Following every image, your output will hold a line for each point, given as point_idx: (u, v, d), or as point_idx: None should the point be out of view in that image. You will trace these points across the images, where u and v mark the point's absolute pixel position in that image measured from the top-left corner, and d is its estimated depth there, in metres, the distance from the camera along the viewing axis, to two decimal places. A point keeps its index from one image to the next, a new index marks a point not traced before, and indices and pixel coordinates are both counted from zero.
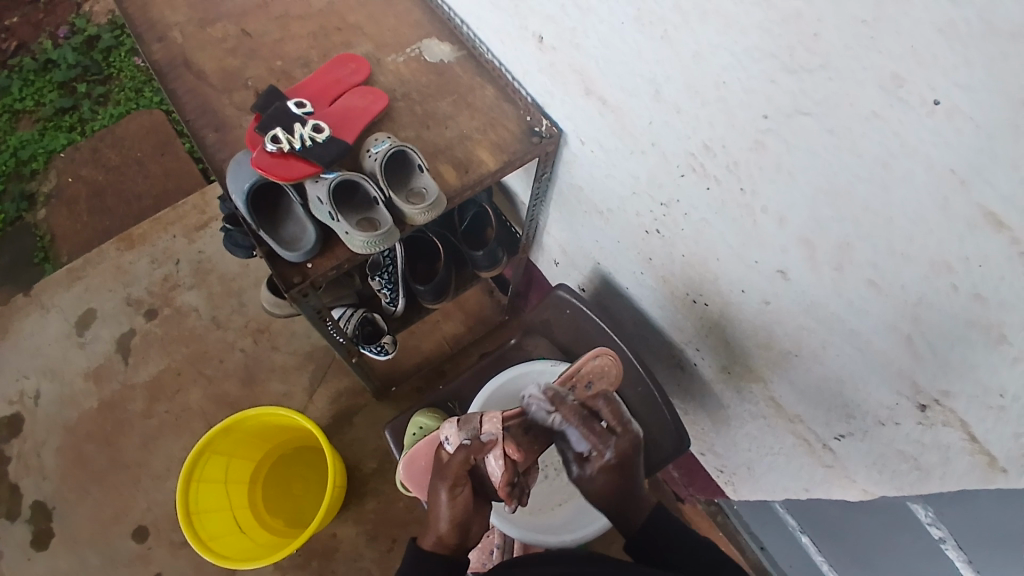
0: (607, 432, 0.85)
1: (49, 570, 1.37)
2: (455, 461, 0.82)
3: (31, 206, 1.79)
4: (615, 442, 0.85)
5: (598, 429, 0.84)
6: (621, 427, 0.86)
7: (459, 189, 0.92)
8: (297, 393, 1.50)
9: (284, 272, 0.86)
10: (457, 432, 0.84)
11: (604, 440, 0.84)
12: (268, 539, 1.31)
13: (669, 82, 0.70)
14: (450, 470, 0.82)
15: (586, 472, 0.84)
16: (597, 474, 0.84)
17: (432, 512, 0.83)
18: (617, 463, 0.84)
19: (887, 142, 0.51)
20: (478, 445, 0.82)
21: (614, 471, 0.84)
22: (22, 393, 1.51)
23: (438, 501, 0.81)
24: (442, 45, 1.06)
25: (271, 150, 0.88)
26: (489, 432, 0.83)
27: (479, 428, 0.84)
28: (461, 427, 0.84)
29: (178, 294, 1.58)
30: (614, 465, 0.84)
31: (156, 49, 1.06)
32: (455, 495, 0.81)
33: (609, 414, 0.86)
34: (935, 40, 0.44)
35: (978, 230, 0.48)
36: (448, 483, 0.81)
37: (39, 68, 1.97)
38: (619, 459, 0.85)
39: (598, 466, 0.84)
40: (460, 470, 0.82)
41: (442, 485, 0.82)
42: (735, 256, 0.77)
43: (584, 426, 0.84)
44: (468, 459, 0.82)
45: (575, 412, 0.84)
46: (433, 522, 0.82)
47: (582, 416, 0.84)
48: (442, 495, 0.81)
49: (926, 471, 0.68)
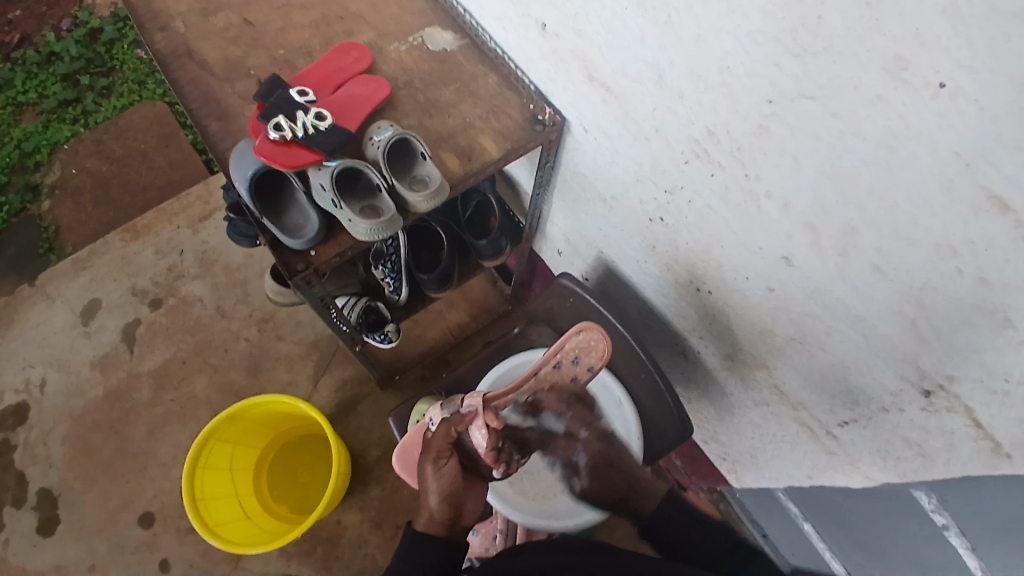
0: (570, 440, 0.93)
1: (56, 557, 1.38)
2: (438, 436, 0.85)
3: (35, 197, 1.79)
4: (581, 443, 0.92)
5: (563, 441, 0.93)
6: (582, 432, 0.93)
7: (463, 176, 0.92)
8: (302, 382, 1.51)
9: (289, 260, 0.86)
10: (440, 412, 0.90)
11: (571, 446, 0.93)
12: (274, 526, 1.32)
13: (672, 67, 0.69)
14: (433, 445, 0.85)
15: (584, 479, 0.94)
16: (589, 476, 0.93)
17: (423, 495, 0.82)
18: (592, 461, 0.92)
19: (891, 124, 0.51)
20: (459, 417, 0.86)
21: (598, 468, 0.92)
22: (28, 382, 1.52)
23: (426, 478, 0.82)
24: (445, 33, 1.05)
25: (274, 137, 0.88)
26: (470, 403, 0.87)
27: (459, 404, 0.89)
28: (444, 406, 0.91)
29: (183, 284, 1.58)
30: (591, 464, 0.92)
31: (158, 38, 1.06)
32: (440, 467, 0.82)
33: (571, 424, 0.93)
34: (937, 22, 0.43)
35: (982, 213, 0.48)
36: (432, 455, 0.83)
37: (42, 60, 1.97)
38: (591, 457, 0.92)
39: (585, 472, 0.93)
40: (445, 443, 0.85)
41: (427, 459, 0.84)
42: (740, 242, 0.76)
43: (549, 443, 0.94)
44: (450, 432, 0.86)
45: (540, 431, 0.93)
46: (425, 502, 0.81)
47: (543, 435, 0.93)
48: (428, 466, 0.83)
49: (930, 458, 0.69)
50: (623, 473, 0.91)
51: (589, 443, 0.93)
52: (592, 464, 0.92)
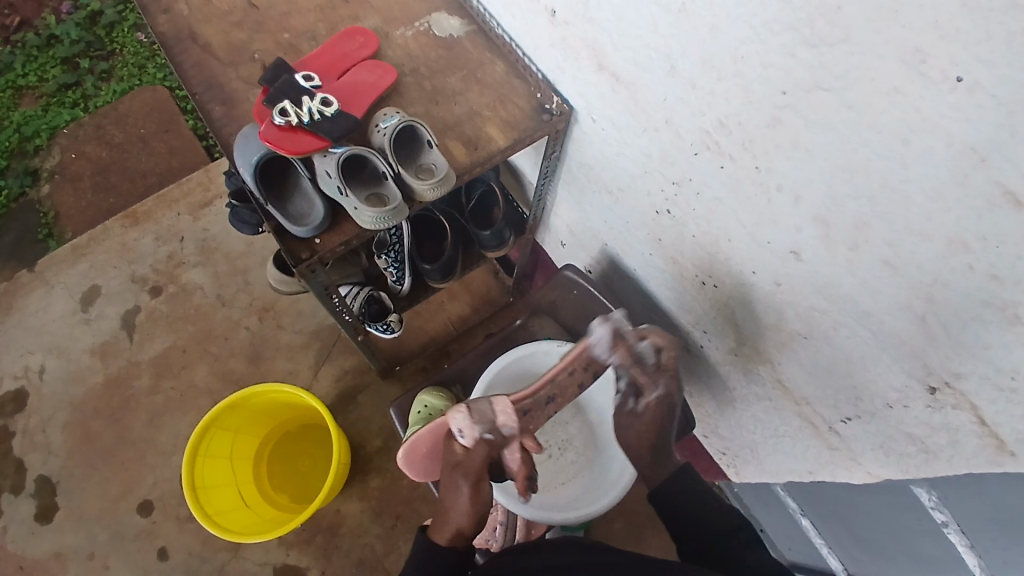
0: (658, 371, 0.86)
1: (56, 544, 1.38)
2: (476, 457, 0.82)
3: (35, 182, 1.78)
4: (665, 380, 0.86)
5: (650, 370, 0.86)
6: (671, 370, 0.87)
7: (469, 166, 0.91)
8: (302, 371, 1.51)
9: (293, 247, 0.85)
10: (474, 427, 0.81)
11: (655, 378, 0.86)
12: (273, 515, 1.32)
13: (685, 56, 0.68)
14: (471, 468, 0.82)
15: (637, 409, 0.88)
16: (646, 410, 0.87)
17: (448, 506, 0.82)
18: (662, 400, 0.87)
19: (907, 117, 0.50)
20: (500, 440, 0.82)
21: (659, 409, 0.87)
22: (28, 368, 1.51)
23: (458, 495, 0.82)
24: (451, 19, 1.04)
25: (279, 123, 0.87)
26: (513, 427, 0.82)
27: (498, 423, 0.81)
28: (478, 421, 0.81)
29: (182, 272, 1.58)
30: (659, 403, 0.86)
31: (161, 21, 1.04)
32: (475, 488, 0.82)
33: (669, 356, 0.86)
34: (957, 14, 0.43)
35: (995, 208, 0.47)
36: (470, 479, 0.82)
37: (42, 44, 1.94)
38: (666, 396, 0.86)
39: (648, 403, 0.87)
40: (481, 467, 0.83)
41: (462, 479, 0.82)
42: (747, 236, 0.76)
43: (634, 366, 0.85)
44: (489, 454, 0.82)
45: (630, 352, 0.85)
46: (452, 516, 0.81)
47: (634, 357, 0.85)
48: (465, 487, 0.82)
49: (933, 454, 0.68)
50: (673, 413, 0.88)
51: (670, 383, 0.87)
52: (661, 402, 0.87)
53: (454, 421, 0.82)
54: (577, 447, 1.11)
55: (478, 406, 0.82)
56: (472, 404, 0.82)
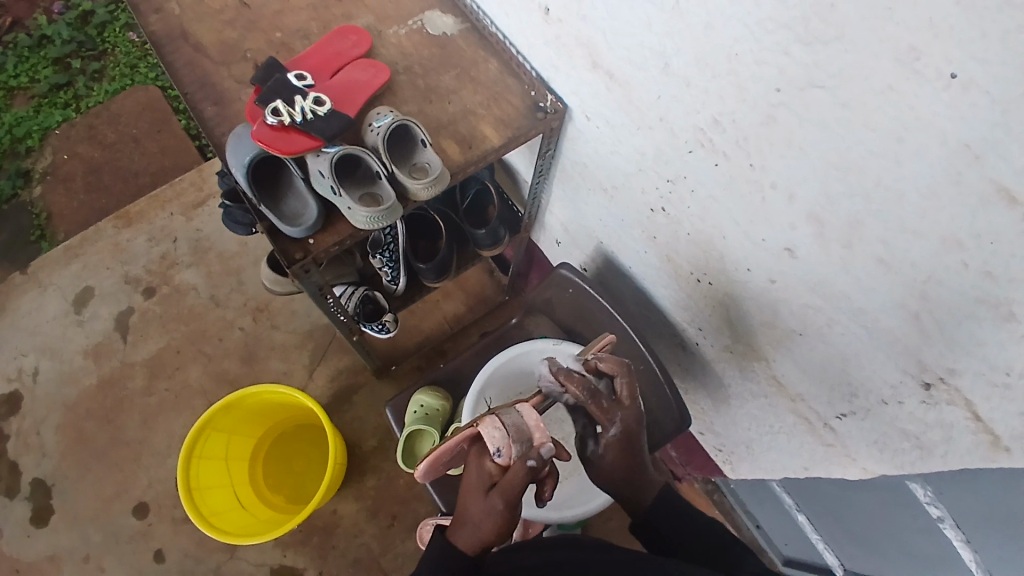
0: (613, 405, 0.79)
1: (50, 547, 1.38)
2: (517, 479, 0.68)
3: (27, 183, 1.76)
4: (621, 415, 0.79)
5: (607, 405, 0.79)
6: (630, 402, 0.80)
7: (463, 165, 0.91)
8: (297, 371, 1.50)
9: (286, 247, 0.85)
10: (511, 446, 0.69)
11: (612, 414, 0.79)
12: (269, 515, 1.31)
13: (679, 54, 0.68)
14: (508, 488, 0.69)
15: (598, 449, 0.80)
16: (607, 449, 0.80)
17: (473, 520, 0.70)
18: (623, 437, 0.79)
19: (900, 115, 0.50)
20: (542, 463, 0.69)
21: (620, 446, 0.79)
22: (21, 370, 1.50)
23: (491, 515, 0.69)
24: (445, 17, 1.04)
25: (272, 123, 0.86)
26: (554, 448, 0.69)
27: (540, 445, 0.69)
28: (514, 439, 0.69)
29: (176, 272, 1.57)
30: (618, 440, 0.79)
31: (153, 21, 1.04)
32: (510, 509, 0.70)
33: (624, 387, 0.80)
34: (952, 11, 0.43)
35: (990, 205, 0.47)
36: (505, 498, 0.69)
37: (34, 44, 1.93)
38: (625, 432, 0.79)
39: (606, 442, 0.79)
40: (520, 489, 0.69)
41: (498, 499, 0.69)
42: (742, 233, 0.76)
43: (591, 402, 0.78)
44: (530, 476, 0.69)
45: (583, 387, 0.78)
46: (480, 531, 0.70)
47: (590, 391, 0.78)
48: (497, 505, 0.69)
49: (927, 450, 0.69)
50: (638, 448, 0.81)
51: (629, 418, 0.80)
52: (621, 438, 0.79)
53: (487, 437, 0.69)
54: (573, 446, 1.11)
55: (514, 421, 0.71)
56: (507, 419, 0.71)
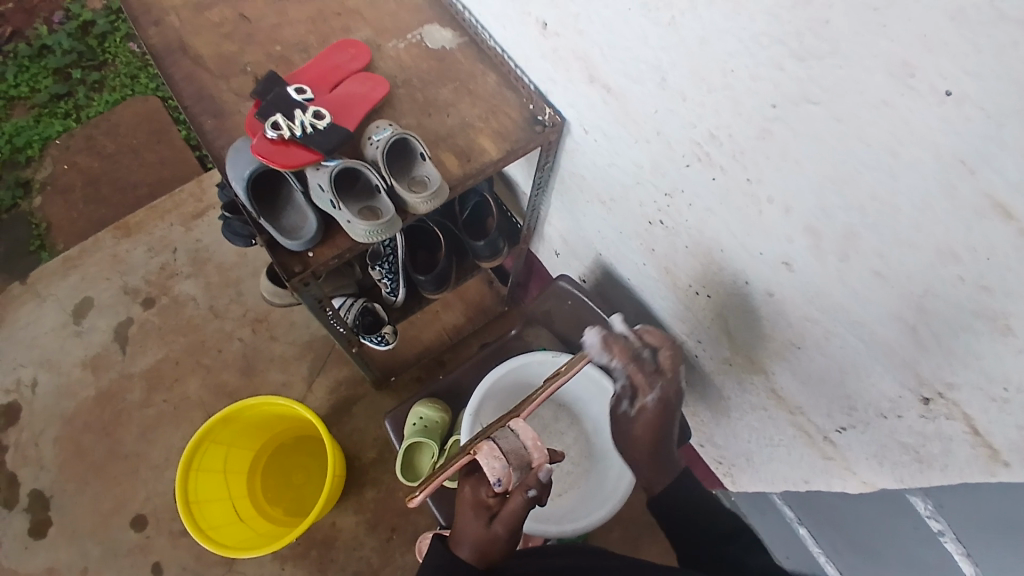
0: (655, 372, 0.87)
1: (48, 559, 1.37)
2: (516, 506, 0.70)
3: (26, 194, 1.77)
4: (661, 382, 0.87)
5: (645, 370, 0.88)
6: (670, 372, 0.87)
7: (462, 177, 0.92)
8: (296, 383, 1.50)
9: (285, 261, 0.85)
10: (512, 473, 0.70)
11: (651, 378, 0.87)
12: (267, 528, 1.31)
13: (675, 69, 0.69)
14: (511, 516, 0.71)
15: (632, 410, 0.88)
16: (641, 412, 0.87)
17: (475, 539, 0.70)
18: (657, 405, 0.86)
19: (895, 130, 0.50)
20: (541, 488, 0.71)
21: (653, 412, 0.86)
22: (19, 382, 1.50)
23: (497, 537, 0.70)
24: (443, 31, 1.04)
25: (271, 136, 0.87)
26: (551, 471, 0.72)
27: (539, 471, 0.71)
28: (515, 466, 0.70)
29: (175, 283, 1.57)
30: (652, 406, 0.86)
31: (152, 34, 1.04)
32: (512, 532, 0.71)
33: (666, 357, 0.87)
34: (945, 26, 0.43)
35: (985, 219, 0.47)
36: (507, 525, 0.70)
37: (34, 54, 1.94)
38: (660, 401, 0.86)
39: (642, 405, 0.87)
40: (520, 515, 0.71)
41: (499, 525, 0.70)
42: (739, 245, 0.76)
43: (632, 366, 0.88)
44: (529, 501, 0.71)
45: (626, 354, 0.89)
46: (486, 549, 0.70)
47: (631, 356, 0.89)
48: (501, 532, 0.70)
49: (926, 463, 0.68)
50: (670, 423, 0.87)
51: (668, 387, 0.87)
52: (658, 405, 0.86)
53: (486, 466, 0.70)
54: (574, 458, 1.11)
55: (512, 445, 0.71)
56: (504, 444, 0.71)
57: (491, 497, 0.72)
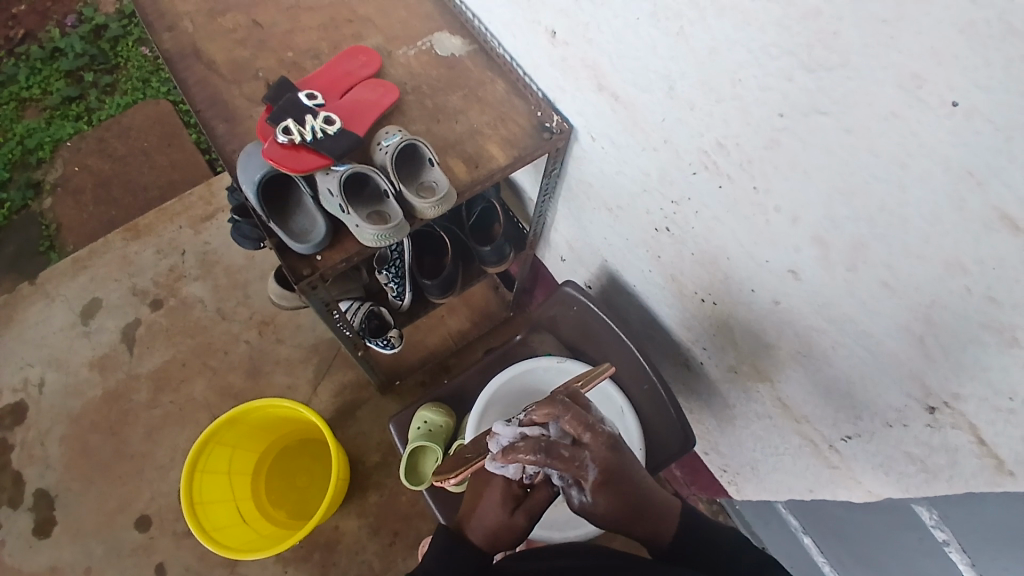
0: (577, 449, 0.69)
1: (52, 559, 1.37)
2: (539, 495, 0.77)
3: (37, 195, 1.79)
4: (591, 453, 0.70)
5: (568, 454, 0.69)
6: (591, 434, 0.70)
7: (470, 183, 0.92)
8: (301, 385, 1.51)
9: (294, 264, 0.86)
10: (543, 469, 0.76)
11: (580, 460, 0.69)
12: (271, 531, 1.31)
13: (684, 79, 0.69)
14: (534, 506, 0.76)
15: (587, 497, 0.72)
16: (597, 495, 0.72)
17: (492, 519, 0.74)
18: (606, 475, 0.71)
19: (904, 141, 0.50)
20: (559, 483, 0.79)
21: (606, 482, 0.71)
22: (26, 381, 1.51)
23: (513, 522, 0.74)
24: (453, 39, 1.05)
25: (282, 141, 0.88)
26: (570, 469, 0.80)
27: None
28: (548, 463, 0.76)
29: (183, 285, 1.58)
30: (602, 478, 0.71)
31: (166, 39, 1.05)
32: (528, 521, 0.76)
33: (575, 427, 0.69)
34: (955, 40, 0.43)
35: (993, 231, 0.48)
36: (529, 517, 0.75)
37: (46, 57, 1.96)
38: (604, 467, 0.70)
39: (592, 487, 0.71)
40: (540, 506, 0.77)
41: (518, 510, 0.75)
42: (746, 254, 0.76)
43: (551, 460, 0.68)
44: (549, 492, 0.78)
45: (537, 450, 0.68)
46: (501, 531, 0.74)
47: (544, 450, 0.68)
48: (520, 522, 0.75)
49: (932, 474, 0.68)
50: (629, 470, 0.73)
51: (599, 451, 0.70)
52: (603, 475, 0.71)
53: (522, 459, 0.75)
54: None
55: None
56: None
57: (518, 487, 0.76)
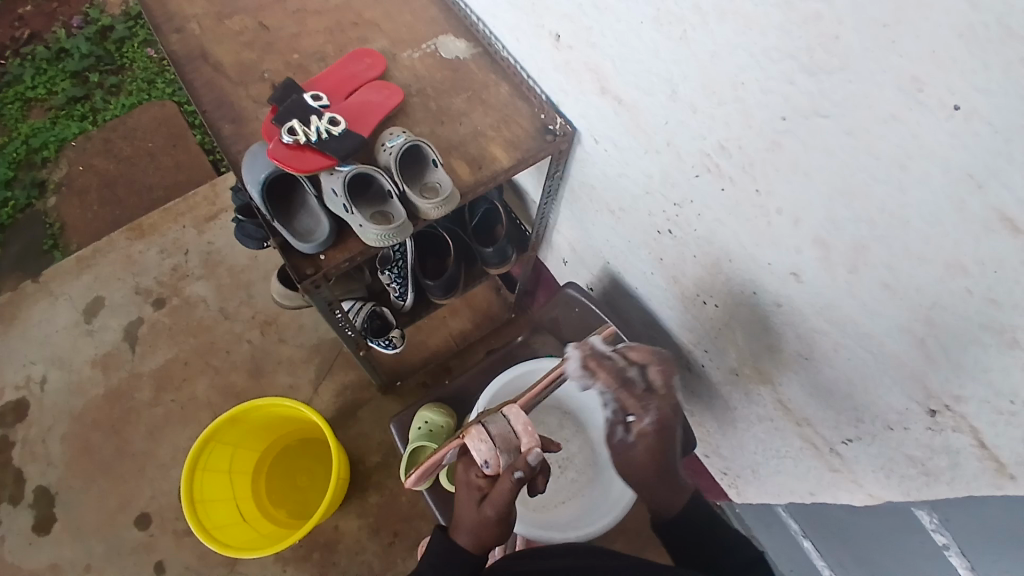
0: (647, 393, 0.77)
1: (52, 556, 1.38)
2: (502, 487, 0.71)
3: (41, 194, 1.80)
4: (656, 404, 0.77)
5: (640, 393, 0.77)
6: (664, 390, 0.78)
7: (473, 185, 0.93)
8: (303, 385, 1.51)
9: (298, 263, 0.86)
10: (499, 456, 0.71)
11: (646, 402, 0.76)
12: (271, 530, 1.32)
13: (687, 82, 0.70)
14: (499, 499, 0.71)
15: (630, 437, 0.78)
16: (640, 438, 0.77)
17: (466, 517, 0.74)
18: (656, 428, 0.76)
19: (905, 142, 0.51)
20: (530, 471, 0.70)
21: (654, 438, 0.77)
22: (29, 379, 1.51)
23: (484, 517, 0.73)
24: (458, 42, 1.06)
25: (288, 142, 0.88)
26: (541, 454, 0.70)
27: (526, 454, 0.70)
28: (502, 450, 0.71)
29: (186, 284, 1.58)
30: (652, 432, 0.76)
31: (173, 40, 1.06)
32: (502, 513, 0.72)
33: (657, 375, 0.77)
34: (955, 43, 0.44)
35: (993, 233, 0.48)
36: (496, 509, 0.72)
37: (52, 57, 1.97)
38: (659, 424, 0.76)
39: (640, 431, 0.77)
40: (508, 498, 0.71)
41: (485, 504, 0.72)
42: (748, 256, 0.77)
43: (622, 389, 0.77)
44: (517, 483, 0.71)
45: (614, 375, 0.77)
46: (477, 528, 0.73)
47: (621, 379, 0.77)
48: (491, 515, 0.72)
49: (933, 476, 0.68)
50: (671, 440, 0.78)
51: (663, 407, 0.77)
52: (656, 429, 0.77)
53: (473, 449, 0.71)
54: (578, 465, 1.10)
55: (500, 429, 0.71)
56: (493, 428, 0.71)
57: (482, 479, 0.74)
